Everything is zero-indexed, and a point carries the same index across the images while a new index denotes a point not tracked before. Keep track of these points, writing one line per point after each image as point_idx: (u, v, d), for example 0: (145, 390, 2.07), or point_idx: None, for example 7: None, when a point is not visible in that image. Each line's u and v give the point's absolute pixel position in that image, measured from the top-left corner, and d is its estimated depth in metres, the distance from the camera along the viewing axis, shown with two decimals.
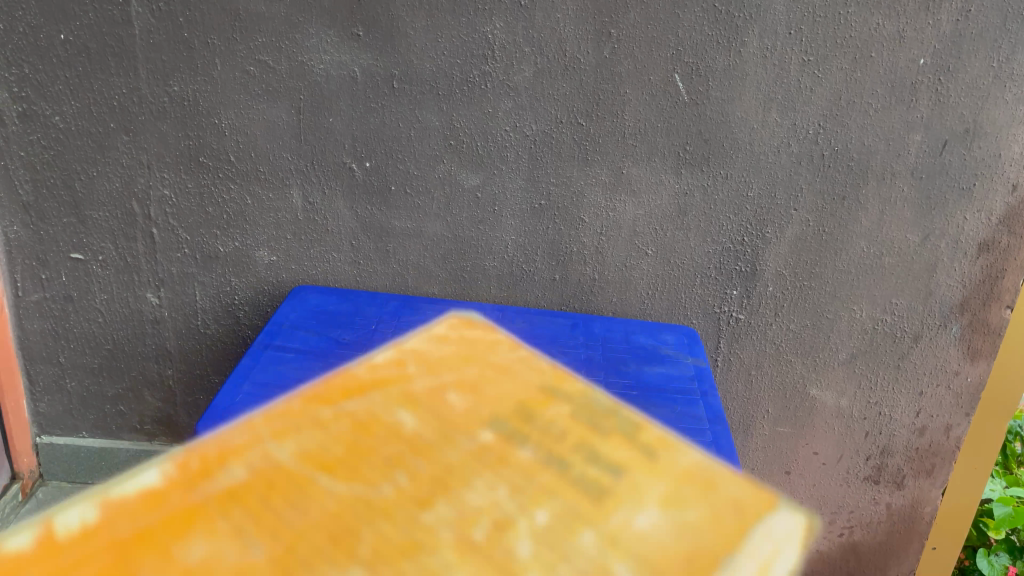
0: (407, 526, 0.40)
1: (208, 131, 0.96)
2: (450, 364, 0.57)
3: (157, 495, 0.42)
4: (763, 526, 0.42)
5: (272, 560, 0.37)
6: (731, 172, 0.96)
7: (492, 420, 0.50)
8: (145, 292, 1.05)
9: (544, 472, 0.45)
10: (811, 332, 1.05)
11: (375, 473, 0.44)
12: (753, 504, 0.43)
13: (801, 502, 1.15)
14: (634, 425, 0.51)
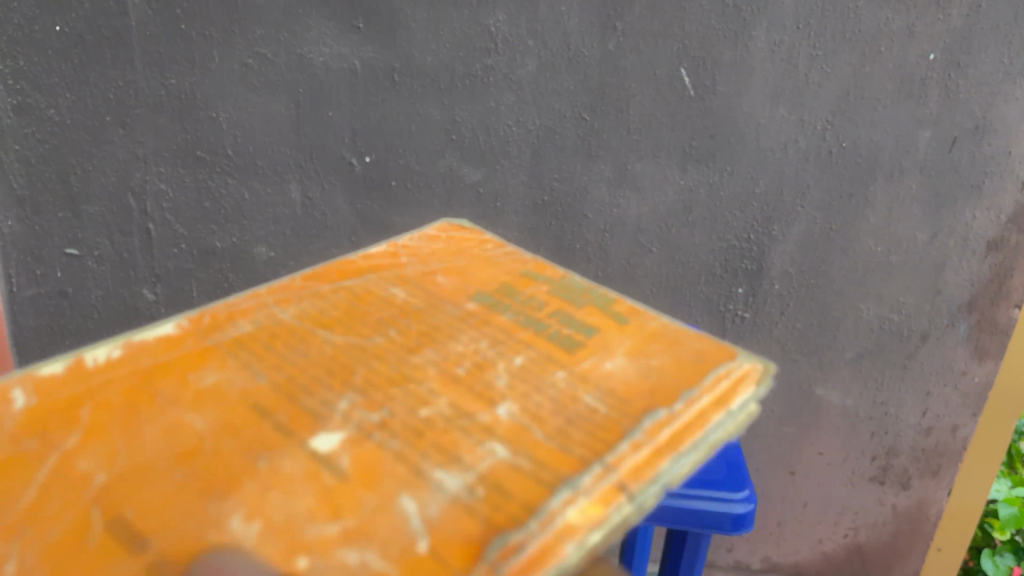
0: (395, 362, 0.46)
1: (206, 124, 0.94)
2: (438, 253, 0.62)
3: (186, 338, 0.48)
4: (717, 368, 0.47)
5: (282, 381, 0.44)
6: (738, 168, 0.95)
7: (473, 293, 0.55)
8: (142, 288, 1.04)
9: (518, 330, 0.50)
10: (817, 331, 1.03)
11: (369, 326, 0.50)
12: (711, 356, 0.48)
13: (805, 502, 1.14)
14: (608, 297, 0.55)
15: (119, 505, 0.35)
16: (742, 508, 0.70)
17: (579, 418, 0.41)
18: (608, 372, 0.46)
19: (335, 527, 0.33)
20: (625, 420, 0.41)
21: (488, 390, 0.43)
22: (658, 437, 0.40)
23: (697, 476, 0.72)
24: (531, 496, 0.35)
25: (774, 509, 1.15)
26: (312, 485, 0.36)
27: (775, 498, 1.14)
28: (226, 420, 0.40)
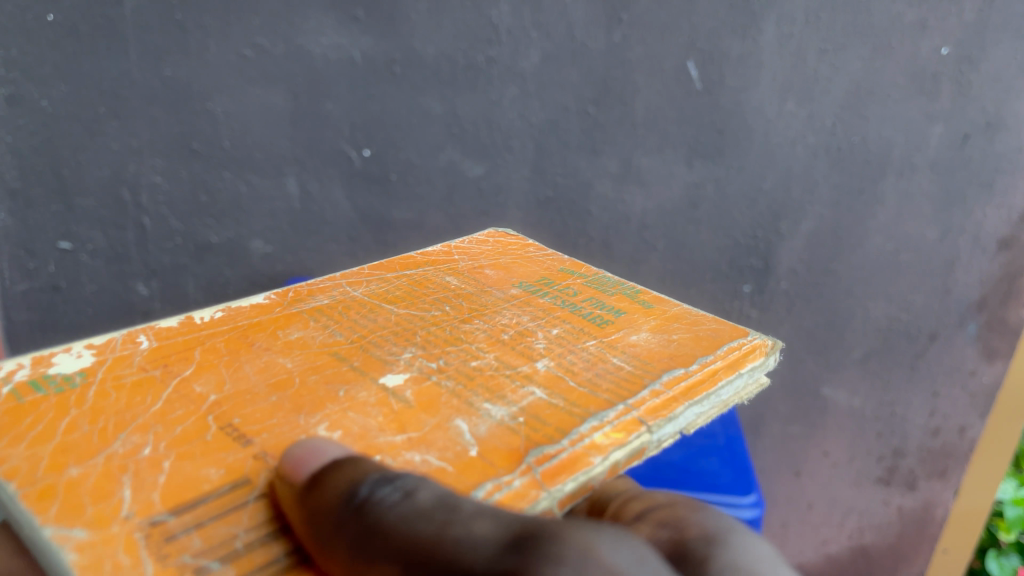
0: (467, 329, 0.60)
1: (201, 117, 0.89)
2: (493, 261, 0.78)
3: (274, 306, 0.62)
4: (727, 346, 0.61)
5: (362, 338, 0.57)
6: (745, 163, 0.93)
7: (527, 290, 0.70)
8: (137, 283, 0.96)
9: (563, 313, 0.65)
10: (825, 330, 1.01)
11: (437, 309, 0.64)
12: (719, 337, 0.62)
13: (810, 503, 1.12)
14: (629, 287, 0.73)
15: (235, 413, 0.46)
16: (749, 514, 0.68)
17: (602, 369, 0.55)
18: (633, 345, 0.60)
19: (401, 435, 0.45)
20: (641, 372, 0.55)
21: (533, 350, 0.57)
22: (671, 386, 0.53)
23: (703, 480, 0.69)
24: (555, 413, 0.49)
25: (779, 510, 1.13)
26: (383, 407, 0.48)
27: (779, 500, 1.12)
28: (311, 358, 0.54)
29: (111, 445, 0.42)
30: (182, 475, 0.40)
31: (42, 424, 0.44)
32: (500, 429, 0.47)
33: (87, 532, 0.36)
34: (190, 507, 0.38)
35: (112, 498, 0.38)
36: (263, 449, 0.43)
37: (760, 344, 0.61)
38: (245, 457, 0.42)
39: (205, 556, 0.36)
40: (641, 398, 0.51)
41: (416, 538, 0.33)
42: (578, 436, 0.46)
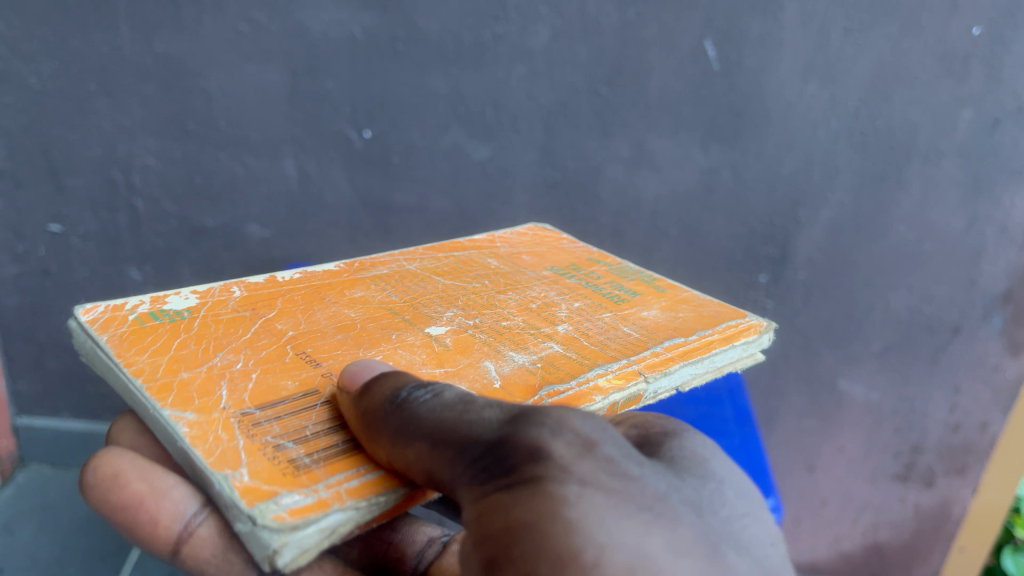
0: (502, 299, 0.67)
1: (195, 95, 0.89)
2: (531, 251, 0.83)
3: (343, 271, 0.70)
4: (723, 322, 0.65)
5: (413, 300, 0.65)
6: (763, 148, 0.89)
7: (557, 273, 0.76)
8: (129, 268, 0.98)
9: (582, 293, 0.71)
10: (843, 322, 0.97)
11: (479, 283, 0.71)
12: (718, 317, 0.67)
13: (824, 499, 1.09)
14: (644, 277, 0.78)
15: (305, 345, 0.53)
16: None
17: (608, 334, 0.61)
18: (641, 320, 0.65)
19: (439, 368, 0.51)
20: (642, 335, 0.61)
21: (554, 317, 0.63)
22: (667, 348, 0.58)
23: None
24: (563, 362, 0.54)
25: (790, 506, 1.10)
26: (427, 347, 0.55)
27: (791, 494, 1.09)
28: (370, 308, 0.61)
29: (211, 359, 0.49)
30: (267, 386, 0.47)
31: (156, 342, 0.51)
32: (527, 369, 0.52)
33: (196, 417, 0.42)
34: (274, 406, 0.44)
35: (213, 394, 0.45)
36: (331, 370, 0.49)
37: (754, 325, 0.66)
38: (314, 377, 0.49)
39: (283, 437, 0.41)
40: (637, 354, 0.57)
41: (441, 420, 0.37)
42: (588, 379, 0.52)
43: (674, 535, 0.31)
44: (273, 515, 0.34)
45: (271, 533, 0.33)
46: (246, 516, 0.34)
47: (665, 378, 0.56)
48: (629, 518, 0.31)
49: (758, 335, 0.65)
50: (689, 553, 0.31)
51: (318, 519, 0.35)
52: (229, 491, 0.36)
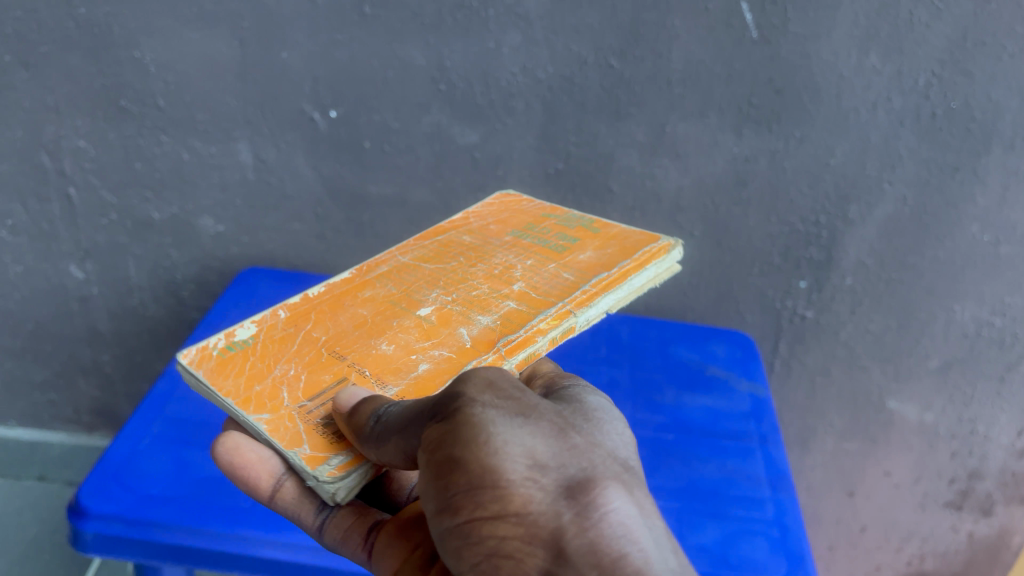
0: (472, 269, 0.58)
1: (128, 66, 0.74)
2: (491, 215, 0.68)
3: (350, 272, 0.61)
4: (639, 249, 0.59)
5: (399, 283, 0.57)
6: (809, 132, 0.73)
7: (522, 235, 0.64)
8: (68, 265, 0.85)
9: (530, 245, 0.62)
10: (896, 334, 0.82)
11: (457, 258, 0.60)
12: (636, 242, 0.60)
13: (864, 526, 0.96)
14: (583, 219, 0.66)
15: (334, 343, 0.50)
16: None
17: (546, 278, 0.56)
18: (578, 262, 0.58)
19: (429, 340, 0.50)
20: (578, 271, 0.56)
21: (511, 273, 0.57)
22: (591, 284, 0.54)
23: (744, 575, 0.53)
24: (514, 316, 0.51)
25: (825, 531, 0.97)
26: (417, 325, 0.52)
27: (827, 520, 0.96)
28: (369, 299, 0.55)
29: (273, 371, 0.48)
30: (313, 386, 0.47)
31: (235, 369, 0.49)
32: (493, 330, 0.50)
33: (270, 416, 0.44)
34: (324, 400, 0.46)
35: (279, 397, 0.46)
36: (356, 361, 0.49)
37: (667, 244, 0.59)
38: (345, 370, 0.48)
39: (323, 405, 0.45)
40: (567, 294, 0.53)
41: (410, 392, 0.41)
42: (531, 325, 0.50)
43: (546, 424, 0.35)
44: (327, 471, 0.40)
45: (327, 485, 0.40)
46: (309, 476, 0.40)
47: (595, 309, 0.53)
48: (511, 411, 0.35)
49: (669, 257, 0.59)
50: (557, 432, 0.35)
51: (358, 468, 0.41)
52: (297, 460, 0.41)
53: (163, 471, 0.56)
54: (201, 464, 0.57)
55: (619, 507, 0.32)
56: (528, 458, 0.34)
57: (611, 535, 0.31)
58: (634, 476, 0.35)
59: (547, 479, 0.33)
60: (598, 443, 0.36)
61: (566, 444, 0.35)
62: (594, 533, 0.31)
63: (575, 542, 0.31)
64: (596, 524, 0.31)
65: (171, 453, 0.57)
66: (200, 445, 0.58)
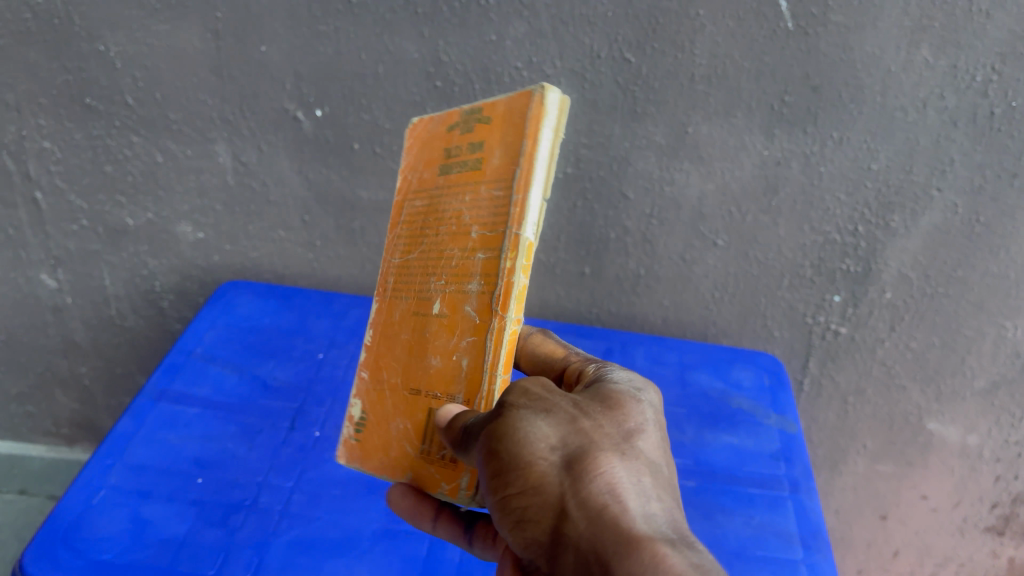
0: (434, 236, 0.44)
1: (92, 61, 0.67)
2: (421, 159, 0.48)
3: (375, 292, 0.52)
4: (519, 113, 0.38)
5: (407, 285, 0.46)
6: (848, 134, 0.65)
7: (449, 168, 0.44)
8: (39, 273, 0.79)
9: (455, 175, 0.44)
10: (939, 353, 0.75)
11: (425, 232, 0.45)
12: (514, 109, 0.39)
13: (896, 550, 0.89)
14: (464, 113, 0.44)
15: (409, 380, 0.45)
16: None
17: (486, 205, 0.40)
18: (497, 175, 0.40)
19: (454, 335, 0.41)
20: (504, 179, 0.39)
21: (461, 216, 0.42)
22: (517, 190, 0.38)
23: None
24: (490, 267, 0.39)
25: (855, 555, 0.91)
26: (442, 324, 0.43)
27: (857, 544, 0.90)
28: (400, 319, 0.47)
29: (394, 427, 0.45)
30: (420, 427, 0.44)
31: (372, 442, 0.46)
32: (485, 291, 0.39)
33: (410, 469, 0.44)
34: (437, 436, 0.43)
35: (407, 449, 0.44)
36: (430, 389, 0.43)
37: (536, 93, 0.38)
38: (429, 402, 0.43)
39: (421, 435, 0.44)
40: (508, 217, 0.38)
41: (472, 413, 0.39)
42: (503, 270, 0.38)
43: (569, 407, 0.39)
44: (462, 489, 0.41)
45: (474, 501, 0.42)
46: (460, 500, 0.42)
47: (536, 210, 0.38)
48: (539, 395, 0.39)
49: (556, 110, 0.38)
50: (578, 414, 0.39)
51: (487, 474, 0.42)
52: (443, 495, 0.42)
53: (120, 531, 0.49)
54: (163, 521, 0.50)
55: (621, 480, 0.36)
56: (549, 437, 0.37)
57: (611, 505, 0.35)
58: (640, 448, 0.38)
59: (557, 454, 0.37)
60: (618, 419, 0.40)
61: (585, 424, 0.38)
62: (596, 505, 0.35)
63: (580, 515, 0.36)
64: (599, 496, 0.36)
65: (129, 508, 0.51)
66: (163, 496, 0.52)
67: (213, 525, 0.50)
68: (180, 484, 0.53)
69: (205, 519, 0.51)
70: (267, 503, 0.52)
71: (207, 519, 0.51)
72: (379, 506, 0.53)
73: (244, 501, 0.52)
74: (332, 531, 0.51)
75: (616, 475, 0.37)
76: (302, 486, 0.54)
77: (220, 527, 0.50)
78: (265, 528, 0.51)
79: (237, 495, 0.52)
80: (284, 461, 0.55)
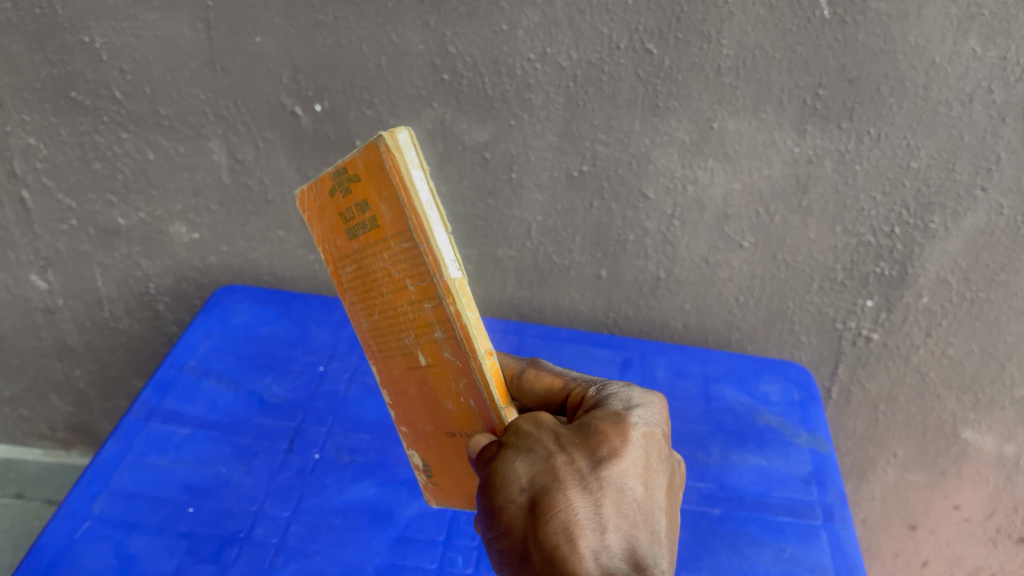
0: (370, 298, 0.39)
1: (77, 53, 0.63)
2: (324, 229, 0.39)
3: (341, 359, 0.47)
4: (382, 169, 0.33)
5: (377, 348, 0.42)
6: (887, 130, 0.60)
7: (351, 234, 0.37)
8: (28, 274, 0.75)
9: (362, 240, 0.37)
10: (978, 361, 0.71)
11: (369, 295, 0.39)
12: (371, 165, 0.33)
13: (925, 561, 0.86)
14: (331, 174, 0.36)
15: (435, 425, 0.42)
16: None
17: (406, 259, 0.35)
18: (403, 238, 0.34)
19: (448, 380, 0.39)
20: (404, 231, 0.34)
21: (390, 273, 0.36)
22: (419, 240, 0.33)
23: None
24: (439, 314, 0.35)
25: (881, 564, 0.87)
26: (432, 372, 0.39)
27: (884, 553, 0.86)
28: (393, 376, 0.42)
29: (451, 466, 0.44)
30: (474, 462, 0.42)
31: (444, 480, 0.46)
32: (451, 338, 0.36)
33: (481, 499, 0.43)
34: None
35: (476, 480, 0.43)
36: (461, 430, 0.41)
37: (385, 144, 0.32)
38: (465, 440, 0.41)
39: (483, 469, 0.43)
40: (427, 267, 0.34)
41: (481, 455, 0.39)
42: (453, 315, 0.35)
43: (553, 438, 0.36)
44: None
45: None
46: None
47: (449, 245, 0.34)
48: (524, 430, 0.37)
49: (410, 148, 0.32)
50: (559, 447, 0.36)
51: None
52: None
53: (103, 569, 0.46)
54: (149, 556, 0.47)
55: (578, 523, 0.34)
56: (519, 478, 0.35)
57: (561, 551, 0.33)
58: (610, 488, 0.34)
59: (523, 498, 0.35)
60: (602, 448, 0.36)
61: (555, 461, 0.35)
62: (547, 551, 0.33)
63: (537, 560, 0.34)
64: (551, 543, 0.33)
65: (115, 541, 0.47)
66: (150, 528, 0.48)
67: (204, 561, 0.47)
68: (170, 514, 0.49)
69: (194, 554, 0.47)
70: (262, 535, 0.49)
71: (197, 555, 0.47)
72: (383, 538, 0.49)
73: (236, 533, 0.49)
74: (332, 567, 0.47)
75: (572, 520, 0.34)
76: (300, 515, 0.50)
77: (210, 563, 0.47)
78: (259, 564, 0.47)
79: (230, 526, 0.49)
80: (281, 488, 0.52)
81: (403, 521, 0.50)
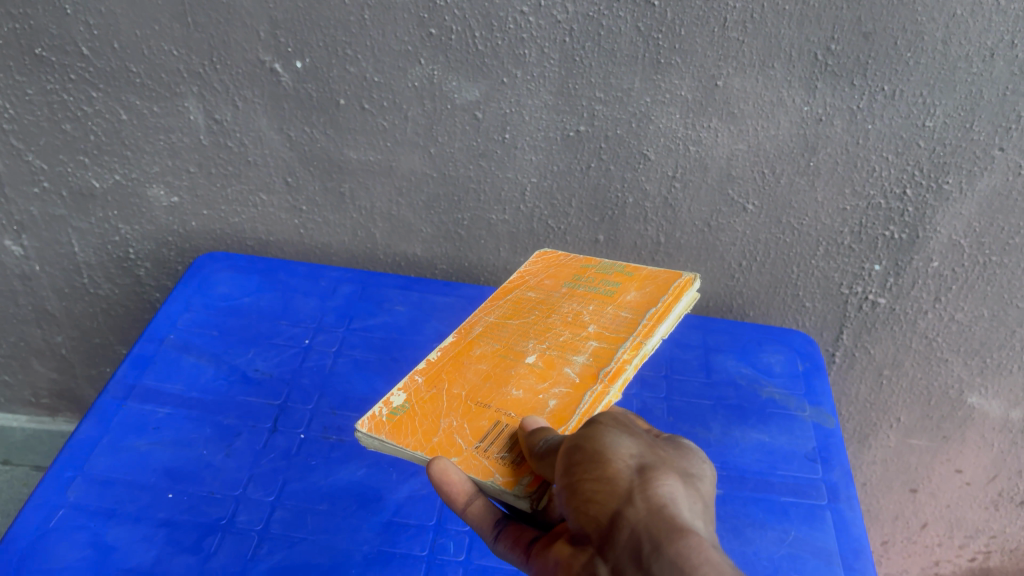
0: (556, 326, 0.49)
1: (39, 7, 0.58)
2: (546, 268, 0.59)
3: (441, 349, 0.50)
4: (668, 283, 0.53)
5: (506, 349, 0.48)
6: (902, 87, 0.57)
7: (572, 283, 0.56)
8: (2, 239, 0.72)
9: (580, 289, 0.55)
10: (987, 327, 0.68)
11: (543, 317, 0.51)
12: (663, 279, 0.54)
13: (924, 522, 0.85)
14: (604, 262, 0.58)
15: (478, 396, 0.44)
16: None
17: (612, 319, 0.50)
18: (628, 302, 0.51)
19: (551, 390, 0.43)
20: (635, 308, 0.51)
21: (599, 329, 0.49)
22: (653, 321, 0.48)
23: None
24: (606, 354, 0.46)
25: (881, 527, 0.87)
26: (531, 369, 0.46)
27: (883, 516, 0.85)
28: (486, 369, 0.46)
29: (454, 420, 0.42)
30: (478, 431, 0.41)
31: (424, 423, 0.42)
32: (592, 363, 0.45)
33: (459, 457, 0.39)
34: (498, 438, 0.40)
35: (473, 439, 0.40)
36: (501, 407, 0.43)
37: (691, 277, 0.54)
38: (496, 415, 0.42)
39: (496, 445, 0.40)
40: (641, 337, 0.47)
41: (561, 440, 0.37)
42: (618, 357, 0.45)
43: (655, 443, 0.36)
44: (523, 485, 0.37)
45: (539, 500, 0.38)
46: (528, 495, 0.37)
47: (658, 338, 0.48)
48: (630, 427, 0.36)
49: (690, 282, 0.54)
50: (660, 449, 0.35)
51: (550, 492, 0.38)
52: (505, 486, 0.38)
53: (78, 560, 0.44)
54: (128, 545, 0.45)
55: (685, 497, 0.32)
56: (628, 449, 0.34)
57: (673, 509, 0.31)
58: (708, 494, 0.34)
59: (631, 462, 0.33)
60: (694, 464, 0.35)
61: (664, 452, 0.35)
62: (658, 503, 0.31)
63: (641, 509, 0.31)
64: (662, 497, 0.31)
65: (91, 531, 0.45)
66: (128, 516, 0.46)
67: (184, 551, 0.45)
68: (148, 502, 0.47)
69: (177, 542, 0.45)
70: (245, 522, 0.47)
71: (177, 545, 0.45)
72: (371, 524, 0.47)
73: (219, 519, 0.46)
74: (319, 556, 0.45)
75: (679, 492, 0.32)
76: (284, 500, 0.48)
77: (193, 552, 0.45)
78: (242, 552, 0.45)
79: (211, 513, 0.47)
80: (266, 471, 0.50)
81: (392, 506, 0.48)
